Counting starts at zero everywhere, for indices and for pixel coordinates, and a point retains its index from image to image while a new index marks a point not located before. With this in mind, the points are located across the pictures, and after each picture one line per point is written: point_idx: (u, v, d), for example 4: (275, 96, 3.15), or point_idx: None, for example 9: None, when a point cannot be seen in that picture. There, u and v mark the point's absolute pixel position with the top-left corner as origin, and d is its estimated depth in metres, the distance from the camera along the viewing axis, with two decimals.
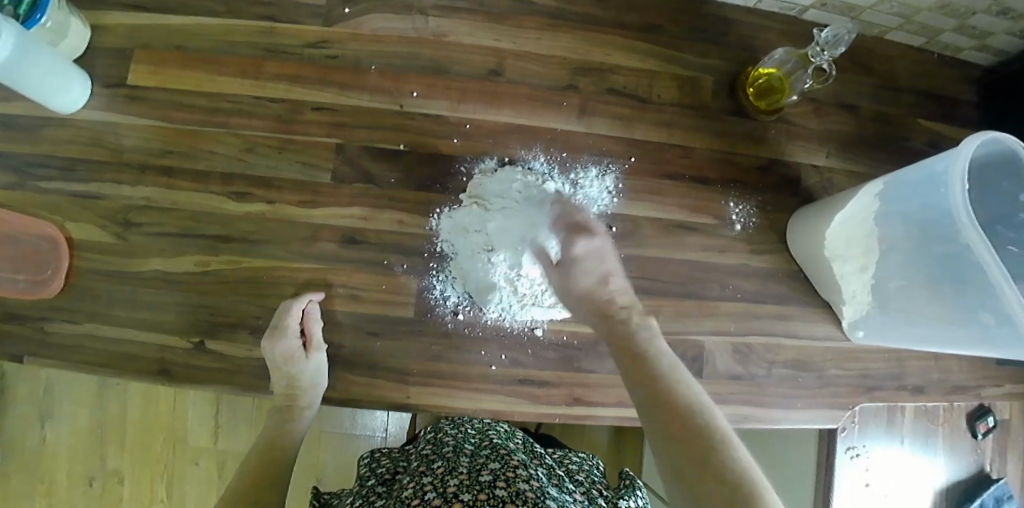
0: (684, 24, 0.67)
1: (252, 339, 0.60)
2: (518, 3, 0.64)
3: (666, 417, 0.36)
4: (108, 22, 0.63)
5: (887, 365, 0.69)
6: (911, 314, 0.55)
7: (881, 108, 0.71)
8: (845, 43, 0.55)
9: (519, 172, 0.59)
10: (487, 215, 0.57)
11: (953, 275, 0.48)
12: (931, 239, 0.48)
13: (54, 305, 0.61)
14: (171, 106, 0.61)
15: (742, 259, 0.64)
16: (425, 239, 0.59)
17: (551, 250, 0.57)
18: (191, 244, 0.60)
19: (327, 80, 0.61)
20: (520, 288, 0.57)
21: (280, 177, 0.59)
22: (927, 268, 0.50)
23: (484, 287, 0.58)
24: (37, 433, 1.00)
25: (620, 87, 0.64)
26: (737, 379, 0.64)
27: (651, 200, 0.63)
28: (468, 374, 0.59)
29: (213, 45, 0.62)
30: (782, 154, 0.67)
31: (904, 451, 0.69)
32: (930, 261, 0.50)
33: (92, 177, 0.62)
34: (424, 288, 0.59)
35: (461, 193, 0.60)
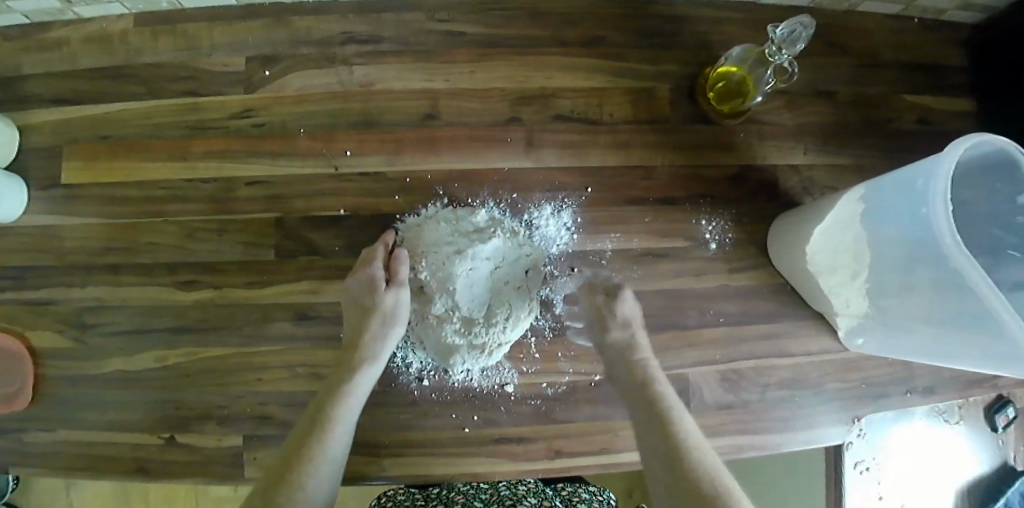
0: (630, 30, 0.61)
1: (220, 429, 0.58)
2: (446, 35, 0.59)
3: (658, 446, 0.42)
4: (35, 121, 0.62)
5: (894, 369, 0.64)
6: (913, 327, 0.50)
7: (858, 90, 0.65)
8: (805, 38, 0.49)
9: (455, 215, 0.56)
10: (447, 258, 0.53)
11: (947, 292, 0.43)
12: (921, 254, 0.43)
13: (25, 415, 0.61)
14: (107, 201, 0.60)
15: (720, 280, 0.60)
16: None
17: (502, 295, 0.54)
18: (149, 340, 0.59)
19: (257, 151, 0.58)
20: (476, 341, 0.54)
21: (224, 261, 0.58)
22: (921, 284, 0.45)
23: (439, 345, 0.55)
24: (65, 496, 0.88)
25: (568, 112, 0.59)
26: (729, 408, 0.60)
27: (614, 230, 0.58)
28: (441, 440, 0.56)
29: (140, 131, 0.60)
30: (753, 158, 0.61)
31: (918, 457, 0.66)
32: (923, 277, 0.44)
33: (42, 283, 0.61)
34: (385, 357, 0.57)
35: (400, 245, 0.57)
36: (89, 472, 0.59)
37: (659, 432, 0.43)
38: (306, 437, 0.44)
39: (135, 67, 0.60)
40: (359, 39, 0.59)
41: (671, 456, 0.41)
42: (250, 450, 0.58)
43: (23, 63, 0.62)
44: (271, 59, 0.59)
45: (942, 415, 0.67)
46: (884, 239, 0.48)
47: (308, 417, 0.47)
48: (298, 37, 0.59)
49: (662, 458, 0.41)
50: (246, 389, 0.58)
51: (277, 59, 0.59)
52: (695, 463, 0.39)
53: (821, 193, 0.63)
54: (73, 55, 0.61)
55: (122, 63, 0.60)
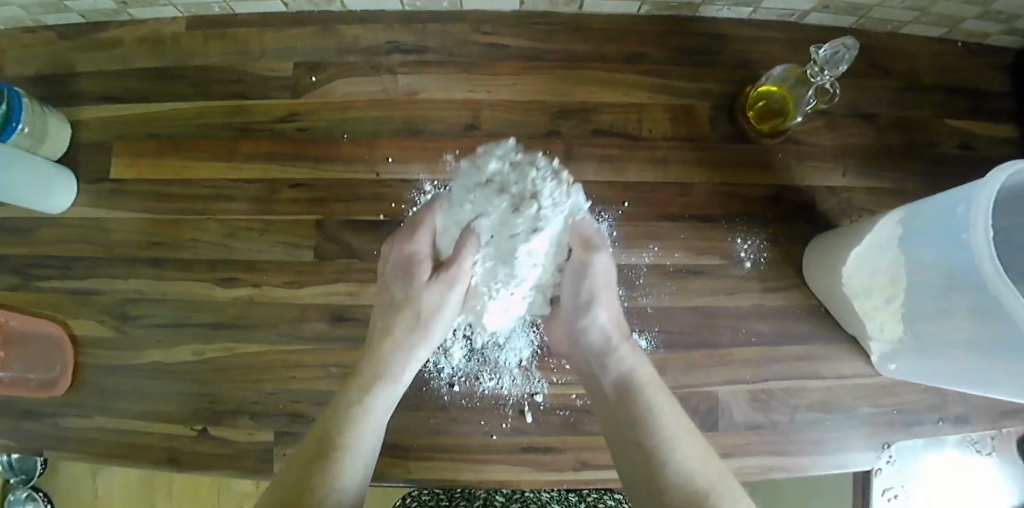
0: (671, 47, 0.61)
1: (252, 424, 0.59)
2: (489, 48, 0.60)
3: (628, 436, 0.43)
4: (88, 117, 0.64)
5: (927, 395, 0.63)
6: (951, 354, 0.50)
7: (898, 113, 0.64)
8: (848, 60, 0.49)
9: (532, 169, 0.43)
10: (488, 280, 0.47)
11: (987, 322, 0.42)
12: (961, 281, 0.43)
13: (64, 402, 0.62)
14: (153, 197, 0.61)
15: (754, 299, 0.60)
16: None
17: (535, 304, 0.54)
18: (187, 333, 0.60)
19: (301, 154, 0.59)
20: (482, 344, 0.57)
21: (264, 260, 0.59)
22: (962, 312, 0.45)
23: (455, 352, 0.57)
24: (89, 483, 0.91)
25: (607, 127, 0.60)
26: (758, 429, 0.59)
27: (649, 245, 0.58)
28: (470, 446, 0.57)
29: (189, 131, 0.61)
30: (791, 178, 0.61)
31: (948, 485, 0.65)
32: (963, 305, 0.44)
33: (88, 273, 0.62)
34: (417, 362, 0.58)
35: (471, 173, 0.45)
36: (124, 460, 0.61)
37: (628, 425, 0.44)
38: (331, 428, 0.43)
39: (186, 69, 0.62)
40: (404, 49, 0.60)
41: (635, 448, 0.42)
42: (280, 446, 0.58)
43: (79, 61, 0.64)
44: (319, 65, 0.60)
45: (975, 445, 0.66)
46: (921, 263, 0.48)
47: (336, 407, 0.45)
48: (344, 45, 0.60)
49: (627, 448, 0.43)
50: (279, 386, 0.59)
51: (324, 66, 0.60)
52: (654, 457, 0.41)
53: (858, 215, 0.62)
54: (126, 55, 0.63)
55: (173, 64, 0.62)
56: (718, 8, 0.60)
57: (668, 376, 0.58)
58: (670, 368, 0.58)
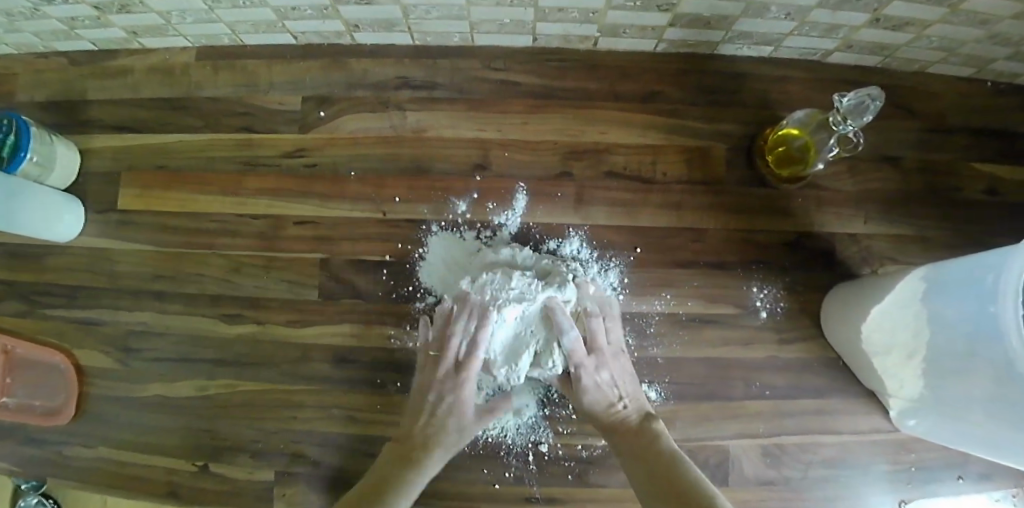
0: (688, 86, 0.59)
1: (251, 462, 0.58)
2: (501, 84, 0.58)
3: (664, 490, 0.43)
4: (97, 146, 0.64)
5: (946, 453, 0.60)
6: (966, 421, 0.47)
7: (924, 156, 0.62)
8: (873, 110, 0.46)
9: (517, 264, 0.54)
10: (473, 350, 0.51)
11: (1004, 395, 0.40)
12: (983, 351, 0.41)
13: (68, 431, 0.62)
14: (160, 230, 0.61)
15: (769, 350, 0.58)
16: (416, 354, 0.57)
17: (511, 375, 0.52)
18: (190, 368, 0.60)
19: (307, 190, 0.59)
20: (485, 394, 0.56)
21: (268, 298, 0.58)
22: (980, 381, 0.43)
23: None
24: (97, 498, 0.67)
25: (620, 169, 0.58)
26: (770, 484, 0.57)
27: (661, 293, 0.57)
28: (472, 495, 0.56)
29: (196, 163, 0.61)
30: (811, 225, 0.59)
31: None
32: (983, 374, 0.42)
33: (94, 304, 0.62)
34: None
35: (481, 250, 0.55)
36: (125, 492, 0.60)
37: (657, 470, 0.44)
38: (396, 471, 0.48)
39: (195, 100, 0.62)
40: (414, 84, 0.59)
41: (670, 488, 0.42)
42: (280, 486, 0.58)
43: (90, 88, 0.64)
44: (327, 99, 0.59)
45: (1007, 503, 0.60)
46: (946, 322, 0.45)
47: (386, 463, 0.49)
48: (354, 79, 0.59)
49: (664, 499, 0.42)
50: (280, 426, 0.58)
51: (332, 100, 0.59)
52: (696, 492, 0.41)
53: (879, 263, 0.60)
54: (136, 84, 0.63)
55: (181, 94, 0.62)
56: (738, 46, 0.57)
57: (676, 428, 0.56)
58: (679, 420, 0.56)
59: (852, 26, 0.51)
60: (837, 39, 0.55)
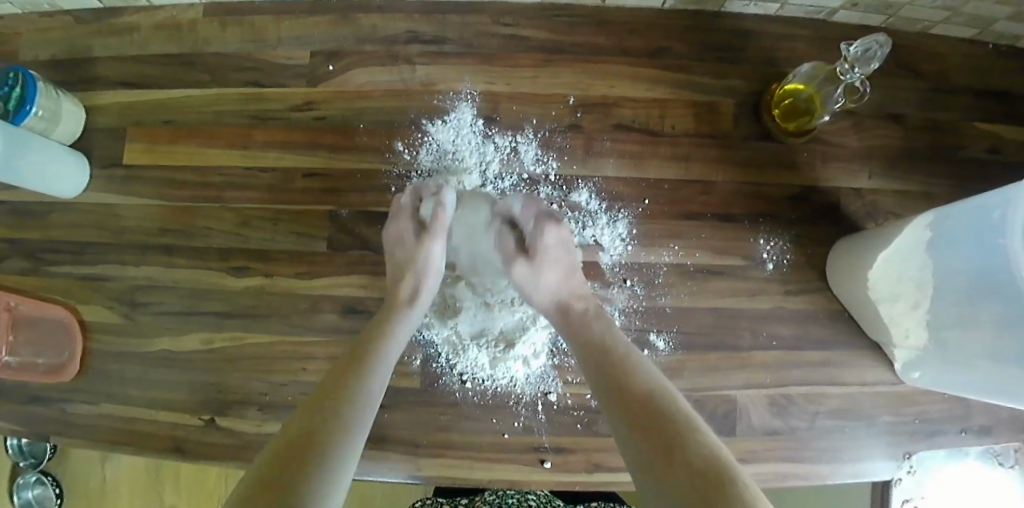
0: (695, 43, 0.60)
1: (259, 415, 0.58)
2: (510, 39, 0.59)
3: (665, 467, 0.29)
4: (103, 102, 0.63)
5: (950, 405, 0.61)
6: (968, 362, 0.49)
7: (927, 115, 0.63)
8: (879, 58, 0.48)
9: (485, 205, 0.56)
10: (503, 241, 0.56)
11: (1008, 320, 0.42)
12: (991, 282, 0.42)
13: (71, 388, 0.62)
14: (167, 184, 0.61)
15: (776, 301, 0.58)
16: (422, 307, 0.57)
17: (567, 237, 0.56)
18: (198, 323, 0.60)
19: (316, 143, 0.59)
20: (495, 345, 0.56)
21: (276, 250, 0.58)
22: (989, 312, 0.44)
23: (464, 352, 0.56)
24: (99, 472, 0.92)
25: (629, 122, 0.58)
26: (775, 434, 0.58)
27: (670, 244, 0.57)
28: (481, 445, 0.56)
29: (205, 117, 0.61)
30: (816, 179, 0.60)
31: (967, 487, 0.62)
32: (989, 304, 0.43)
33: (98, 259, 0.62)
34: (428, 358, 0.57)
35: None
36: (129, 447, 0.60)
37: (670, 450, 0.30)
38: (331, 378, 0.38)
39: (204, 56, 0.61)
40: (423, 39, 0.59)
41: (649, 415, 0.33)
42: None
43: (96, 45, 0.64)
44: (337, 54, 0.60)
45: (997, 458, 0.63)
46: (948, 273, 0.47)
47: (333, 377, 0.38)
48: (364, 34, 0.59)
49: (638, 419, 0.33)
50: (289, 379, 0.58)
51: (341, 54, 0.60)
52: (684, 420, 0.32)
53: (884, 219, 0.61)
54: (143, 41, 0.63)
55: (189, 50, 0.62)
56: (745, 3, 0.58)
57: (685, 379, 0.57)
58: (687, 370, 0.57)
59: None
60: None
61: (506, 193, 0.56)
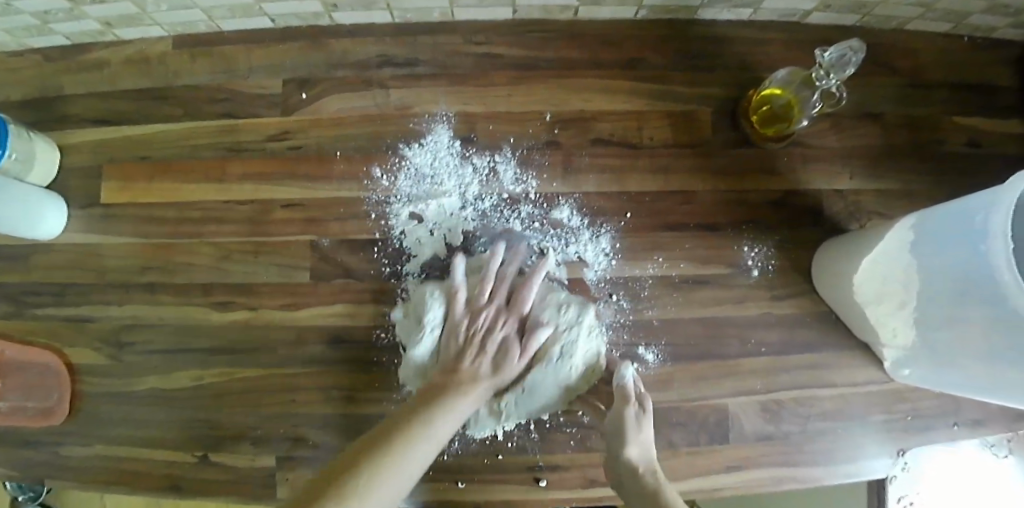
0: (669, 52, 0.59)
1: (253, 449, 0.58)
2: (483, 57, 0.58)
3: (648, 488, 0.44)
4: (77, 141, 0.63)
5: (939, 400, 0.61)
6: (954, 362, 0.49)
7: (904, 112, 0.63)
8: (855, 63, 0.46)
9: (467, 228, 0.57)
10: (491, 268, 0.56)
11: (991, 323, 0.42)
12: (973, 284, 0.42)
13: (63, 430, 0.61)
14: (146, 221, 0.60)
15: (762, 307, 0.58)
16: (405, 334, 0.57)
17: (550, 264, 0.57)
18: (185, 359, 0.59)
19: (294, 173, 0.58)
20: None
21: (260, 283, 0.58)
22: (970, 315, 0.44)
23: None
24: (99, 503, 0.92)
25: (607, 136, 0.58)
26: (768, 440, 0.58)
27: (653, 257, 0.57)
28: (476, 467, 0.56)
29: (180, 152, 0.60)
30: (797, 183, 0.60)
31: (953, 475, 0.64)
32: (971, 307, 0.43)
33: (82, 301, 0.61)
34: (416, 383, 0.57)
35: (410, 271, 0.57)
36: (125, 487, 0.60)
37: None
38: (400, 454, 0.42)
39: (175, 89, 0.61)
40: (396, 62, 0.58)
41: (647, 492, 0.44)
42: (283, 471, 0.57)
43: (66, 83, 0.63)
44: (309, 81, 0.59)
45: (990, 447, 0.65)
46: (933, 270, 0.47)
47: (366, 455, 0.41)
48: (335, 60, 0.59)
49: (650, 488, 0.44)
50: (280, 411, 0.58)
51: (314, 81, 0.59)
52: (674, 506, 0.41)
53: (866, 218, 0.61)
54: (114, 76, 0.62)
55: (161, 84, 0.61)
56: (717, 9, 0.58)
57: (675, 390, 0.57)
58: (677, 381, 0.57)
59: None
60: None
61: (486, 216, 0.57)
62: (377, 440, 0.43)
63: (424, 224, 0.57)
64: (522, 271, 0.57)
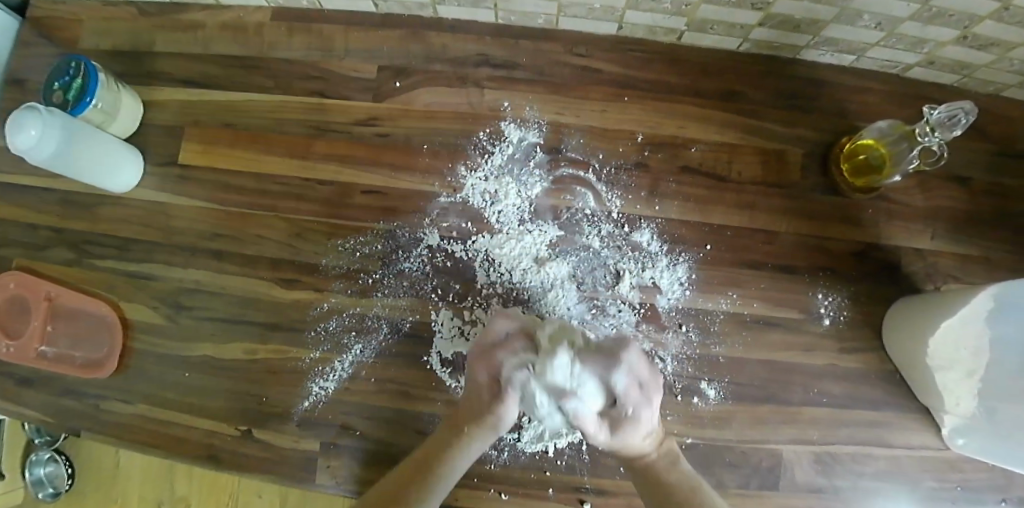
0: (766, 90, 0.59)
1: (298, 431, 0.57)
2: (581, 69, 0.58)
3: None
4: (161, 98, 0.63)
5: (994, 474, 0.59)
6: None
7: (992, 179, 0.62)
8: (964, 125, 0.46)
9: (541, 239, 0.56)
10: (528, 209, 0.57)
11: None
12: None
13: (109, 385, 0.61)
14: (222, 188, 0.60)
15: (830, 358, 0.57)
16: (459, 339, 0.56)
17: (625, 289, 0.56)
18: (241, 330, 0.59)
19: (377, 159, 0.58)
20: None
21: (328, 264, 0.58)
22: None
23: None
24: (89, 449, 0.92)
25: (696, 164, 0.58)
26: (818, 492, 0.57)
27: (727, 292, 0.56)
28: (522, 480, 0.55)
29: (265, 123, 0.60)
30: (877, 237, 0.59)
31: None
32: None
33: (146, 258, 0.61)
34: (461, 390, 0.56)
35: (478, 275, 0.57)
36: (161, 451, 0.59)
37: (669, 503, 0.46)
38: (416, 489, 0.44)
39: (267, 61, 0.61)
40: (493, 63, 0.58)
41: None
42: (325, 457, 0.56)
43: (159, 40, 0.63)
44: (403, 71, 0.59)
45: None
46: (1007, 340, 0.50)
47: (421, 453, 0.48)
48: (433, 53, 0.59)
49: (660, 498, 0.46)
50: (331, 395, 0.57)
51: (408, 72, 0.59)
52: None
53: (943, 281, 0.60)
54: (208, 40, 0.62)
55: (255, 54, 0.61)
56: (822, 52, 0.57)
57: (732, 430, 0.56)
58: (735, 420, 0.56)
59: (938, 41, 0.51)
60: (923, 54, 0.54)
61: (563, 228, 0.57)
62: (418, 459, 0.47)
63: (500, 229, 0.57)
64: (594, 288, 0.56)
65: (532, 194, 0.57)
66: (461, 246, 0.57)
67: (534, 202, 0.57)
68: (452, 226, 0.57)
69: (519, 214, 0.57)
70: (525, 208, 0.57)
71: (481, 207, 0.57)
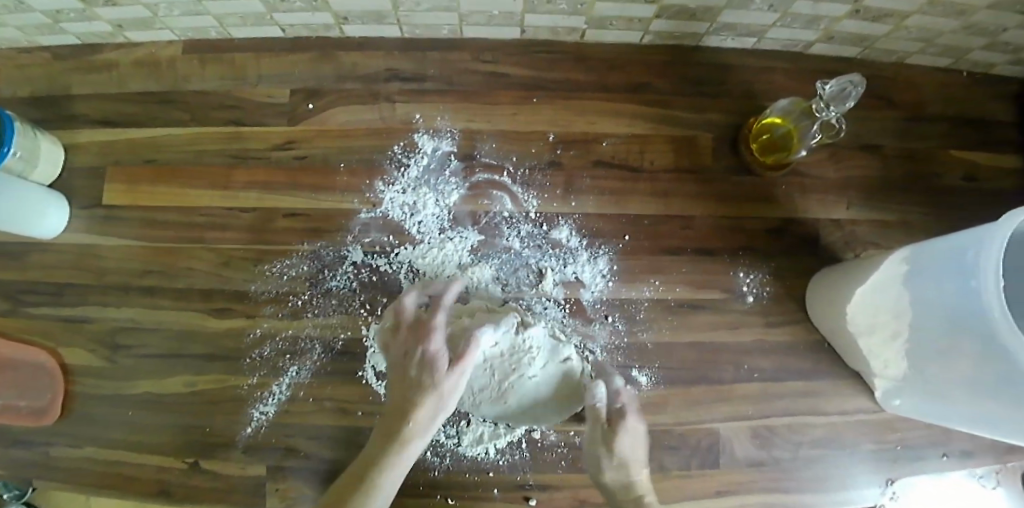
0: (673, 79, 0.60)
1: (245, 457, 0.58)
2: (490, 75, 0.59)
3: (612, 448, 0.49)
4: (81, 141, 0.63)
5: (930, 431, 0.61)
6: (950, 399, 0.48)
7: (902, 145, 0.63)
8: (854, 97, 0.47)
9: (461, 246, 0.57)
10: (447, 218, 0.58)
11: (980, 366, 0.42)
12: (960, 331, 0.42)
13: (54, 431, 0.61)
14: (148, 224, 0.60)
15: (758, 333, 0.59)
16: None
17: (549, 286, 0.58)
18: (180, 364, 0.59)
19: (297, 182, 0.59)
20: None
21: (258, 290, 0.58)
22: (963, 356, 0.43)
23: None
24: None
25: (608, 158, 0.59)
26: (759, 466, 0.58)
27: (650, 279, 0.58)
28: (465, 484, 0.56)
29: (185, 156, 0.61)
30: (793, 212, 0.60)
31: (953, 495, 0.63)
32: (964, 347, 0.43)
33: (80, 301, 0.61)
34: None
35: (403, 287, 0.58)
36: (112, 491, 0.59)
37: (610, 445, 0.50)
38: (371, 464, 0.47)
39: (182, 94, 0.61)
40: (403, 76, 0.59)
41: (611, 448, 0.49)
42: (273, 480, 0.57)
43: (74, 84, 0.63)
44: (317, 92, 0.60)
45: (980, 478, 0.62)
46: (926, 303, 0.47)
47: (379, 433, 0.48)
48: (344, 72, 0.59)
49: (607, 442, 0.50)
50: (273, 419, 0.58)
51: (321, 93, 0.60)
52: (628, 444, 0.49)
53: (862, 249, 0.61)
54: (122, 79, 0.62)
55: (169, 89, 0.61)
56: (722, 38, 0.59)
57: (668, 413, 0.57)
58: (670, 404, 0.57)
59: (833, 16, 0.52)
60: (819, 30, 0.56)
61: (483, 233, 0.58)
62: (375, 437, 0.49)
63: (421, 239, 0.58)
64: (519, 289, 0.58)
65: (450, 202, 0.58)
66: (384, 261, 0.58)
67: (452, 210, 0.58)
68: (375, 242, 0.58)
69: (438, 223, 0.58)
70: (445, 218, 0.58)
71: (401, 219, 0.58)
